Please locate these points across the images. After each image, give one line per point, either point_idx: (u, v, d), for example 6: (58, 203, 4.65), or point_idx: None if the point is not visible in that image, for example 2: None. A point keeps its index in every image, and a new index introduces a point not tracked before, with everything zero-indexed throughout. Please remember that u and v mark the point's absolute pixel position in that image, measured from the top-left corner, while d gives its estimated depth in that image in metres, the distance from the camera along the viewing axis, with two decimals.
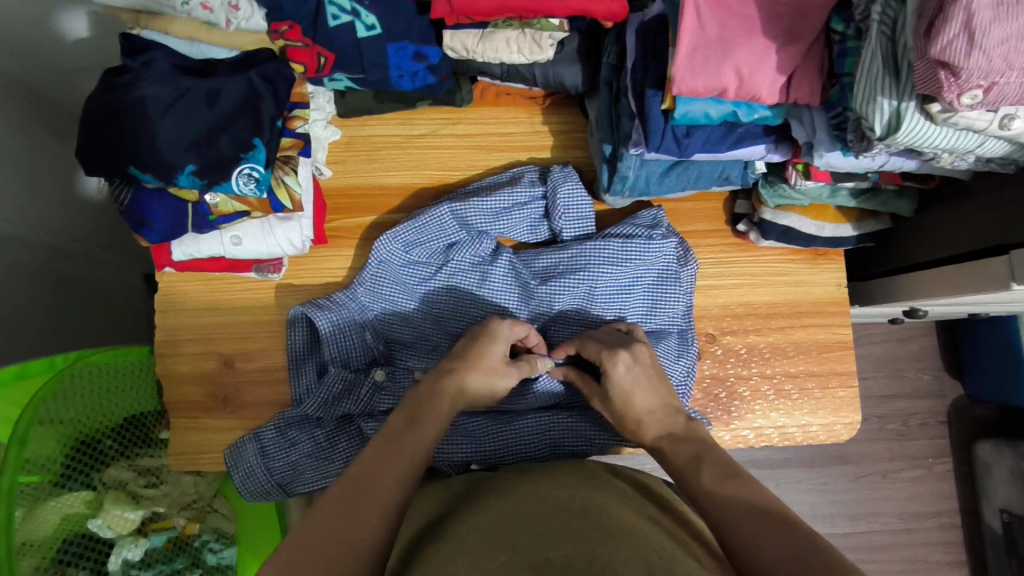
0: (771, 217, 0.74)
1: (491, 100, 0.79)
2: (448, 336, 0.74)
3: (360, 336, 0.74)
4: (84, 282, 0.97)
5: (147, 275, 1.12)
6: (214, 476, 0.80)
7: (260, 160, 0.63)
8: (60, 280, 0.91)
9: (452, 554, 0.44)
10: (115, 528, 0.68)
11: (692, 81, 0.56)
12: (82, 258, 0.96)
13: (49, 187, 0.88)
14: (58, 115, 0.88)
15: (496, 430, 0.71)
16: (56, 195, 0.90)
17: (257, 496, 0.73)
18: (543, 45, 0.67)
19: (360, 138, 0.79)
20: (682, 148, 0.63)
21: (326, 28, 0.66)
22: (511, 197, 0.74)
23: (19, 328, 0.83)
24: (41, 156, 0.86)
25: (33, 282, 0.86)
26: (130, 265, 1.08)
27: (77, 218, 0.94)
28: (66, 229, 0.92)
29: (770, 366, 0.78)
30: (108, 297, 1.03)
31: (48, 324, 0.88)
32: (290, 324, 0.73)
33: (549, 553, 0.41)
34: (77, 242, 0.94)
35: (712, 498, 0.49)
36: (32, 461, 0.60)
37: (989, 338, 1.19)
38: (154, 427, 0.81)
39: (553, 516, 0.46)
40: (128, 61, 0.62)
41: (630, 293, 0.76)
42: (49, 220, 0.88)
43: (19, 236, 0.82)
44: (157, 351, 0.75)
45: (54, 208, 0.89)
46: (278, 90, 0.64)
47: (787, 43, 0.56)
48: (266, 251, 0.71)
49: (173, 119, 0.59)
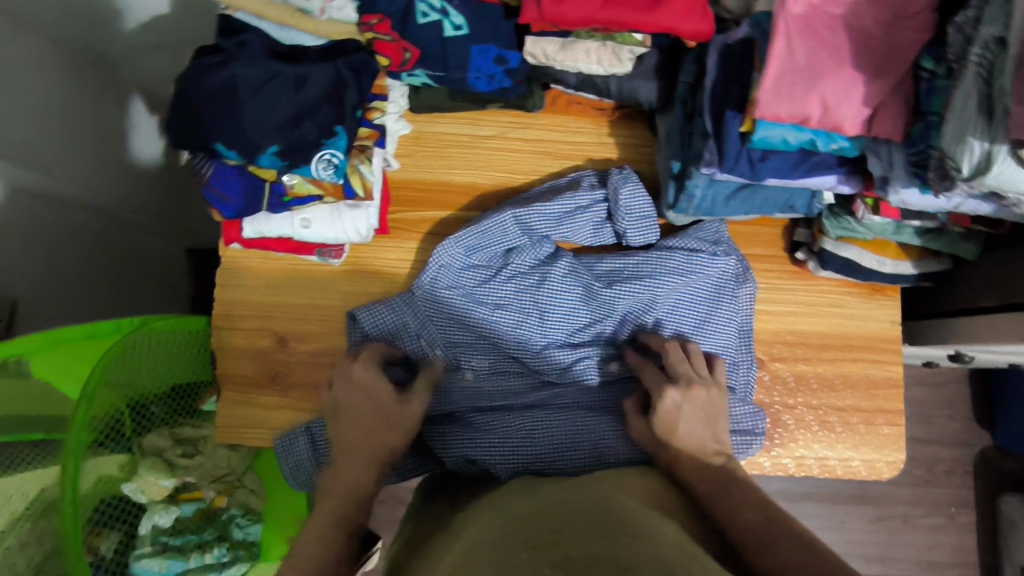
0: (832, 248, 0.74)
1: (561, 108, 0.80)
2: (511, 336, 0.74)
3: (421, 342, 0.75)
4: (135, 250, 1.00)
5: (187, 249, 1.13)
6: (246, 453, 0.83)
7: (341, 147, 0.65)
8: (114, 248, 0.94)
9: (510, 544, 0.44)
10: (149, 493, 0.70)
11: (776, 106, 0.57)
12: (133, 228, 0.99)
13: (113, 158, 0.92)
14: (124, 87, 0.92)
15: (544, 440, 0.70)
16: (119, 163, 0.93)
17: (304, 486, 0.73)
18: (622, 58, 0.68)
19: (430, 134, 0.80)
20: (756, 172, 0.63)
21: (415, 25, 0.67)
22: (573, 201, 0.76)
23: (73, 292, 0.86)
24: (106, 127, 0.90)
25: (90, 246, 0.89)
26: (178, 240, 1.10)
27: (135, 188, 0.97)
28: (126, 199, 0.95)
29: (817, 397, 0.78)
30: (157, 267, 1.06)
31: (102, 289, 0.91)
32: (351, 325, 0.75)
33: (569, 552, 0.40)
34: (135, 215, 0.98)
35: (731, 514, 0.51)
36: (93, 420, 0.62)
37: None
38: (199, 398, 0.83)
39: (572, 517, 0.45)
40: (224, 40, 0.64)
41: (697, 305, 0.77)
42: (110, 187, 0.92)
43: (80, 202, 0.85)
44: (215, 325, 0.77)
45: (117, 178, 0.93)
46: (362, 81, 0.66)
47: (875, 77, 0.56)
48: (333, 236, 0.72)
49: (260, 98, 0.62)
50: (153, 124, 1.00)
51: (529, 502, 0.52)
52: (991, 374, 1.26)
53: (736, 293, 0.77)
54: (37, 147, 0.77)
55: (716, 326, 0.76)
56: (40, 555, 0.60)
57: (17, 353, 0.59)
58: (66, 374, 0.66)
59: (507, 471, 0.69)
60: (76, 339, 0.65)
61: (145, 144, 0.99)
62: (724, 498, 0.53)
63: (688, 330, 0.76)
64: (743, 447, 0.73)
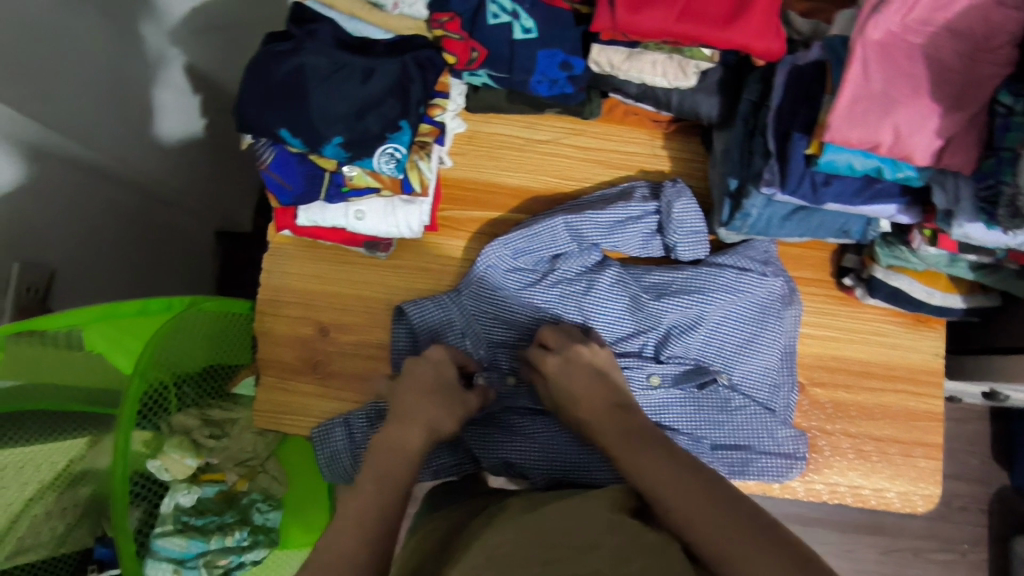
0: (882, 276, 0.74)
1: (616, 118, 0.80)
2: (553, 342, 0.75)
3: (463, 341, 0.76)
4: (154, 221, 1.04)
5: (218, 232, 1.23)
6: (272, 438, 0.81)
7: (404, 142, 0.65)
8: (135, 219, 0.98)
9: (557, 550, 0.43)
10: (172, 471, 0.70)
11: (847, 131, 0.56)
12: (154, 203, 1.03)
13: (150, 136, 0.94)
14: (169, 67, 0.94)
15: (557, 449, 0.72)
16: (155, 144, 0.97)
17: (337, 478, 0.74)
18: (687, 72, 0.68)
19: (483, 134, 0.81)
20: (818, 196, 0.63)
21: (485, 25, 0.67)
22: (625, 211, 0.76)
23: (97, 260, 0.92)
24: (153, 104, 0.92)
25: (118, 221, 0.95)
26: (202, 216, 1.16)
27: (168, 164, 1.00)
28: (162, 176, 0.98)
29: (855, 425, 0.78)
30: (172, 239, 1.10)
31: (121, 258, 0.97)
32: (396, 319, 0.77)
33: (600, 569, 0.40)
34: (162, 188, 1.01)
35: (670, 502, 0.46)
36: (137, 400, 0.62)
37: None
38: (226, 380, 0.82)
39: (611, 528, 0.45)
40: (293, 28, 0.64)
41: (741, 324, 0.77)
42: (143, 164, 0.95)
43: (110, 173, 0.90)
44: (260, 309, 0.78)
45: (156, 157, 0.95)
46: (427, 76, 0.65)
47: (952, 109, 0.55)
48: (386, 229, 0.72)
49: (328, 88, 0.62)
50: (196, 104, 1.02)
51: (569, 508, 0.52)
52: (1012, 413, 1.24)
53: (781, 313, 0.77)
54: (79, 121, 0.80)
55: (758, 347, 0.76)
56: (62, 525, 0.68)
57: (73, 324, 0.62)
58: (116, 346, 0.69)
59: (543, 477, 0.71)
60: (129, 313, 0.67)
61: (185, 124, 1.01)
62: (662, 478, 0.48)
63: (730, 349, 0.77)
64: (777, 471, 0.75)
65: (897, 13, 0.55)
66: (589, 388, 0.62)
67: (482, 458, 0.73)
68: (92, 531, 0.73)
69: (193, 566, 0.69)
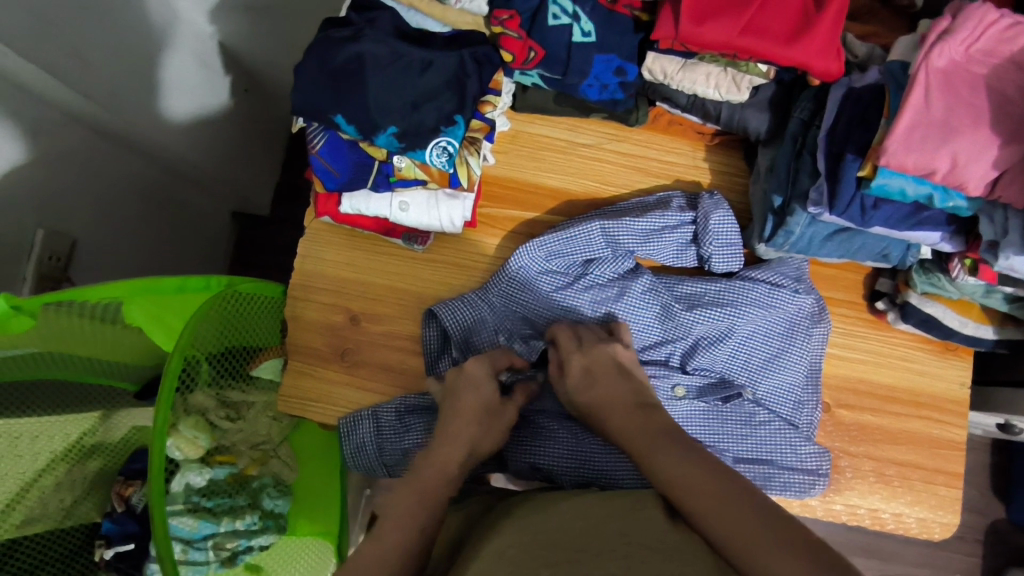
0: (917, 302, 0.74)
1: (661, 127, 0.80)
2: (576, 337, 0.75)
3: (496, 337, 0.75)
4: (172, 197, 1.03)
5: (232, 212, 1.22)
6: (285, 424, 0.80)
7: (458, 137, 0.65)
8: (153, 193, 0.98)
9: (601, 552, 0.43)
10: (185, 451, 0.65)
11: (903, 156, 0.57)
12: (173, 178, 1.02)
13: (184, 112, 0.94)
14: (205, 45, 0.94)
15: (586, 454, 0.71)
16: (191, 116, 0.96)
17: (362, 469, 0.76)
18: (741, 86, 0.68)
19: (526, 134, 0.81)
20: (866, 219, 0.64)
21: (544, 25, 0.67)
22: (662, 220, 0.76)
23: (113, 234, 0.91)
24: (187, 81, 0.92)
25: (136, 193, 0.94)
26: (219, 195, 1.15)
27: (199, 139, 1.00)
28: (189, 153, 0.98)
29: (878, 449, 0.78)
30: (187, 215, 1.09)
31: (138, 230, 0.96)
32: (425, 321, 0.77)
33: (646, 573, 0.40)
34: (186, 165, 1.00)
35: (688, 500, 0.46)
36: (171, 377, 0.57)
37: None
38: (246, 363, 0.77)
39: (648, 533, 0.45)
40: (354, 16, 0.65)
41: (769, 339, 0.77)
42: (177, 138, 0.94)
43: (137, 147, 0.89)
44: (292, 293, 0.78)
45: (186, 134, 0.95)
46: (484, 72, 0.65)
47: (1010, 141, 0.55)
48: (427, 223, 0.72)
49: (386, 77, 0.62)
50: (225, 83, 1.02)
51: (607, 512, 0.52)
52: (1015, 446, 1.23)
53: (810, 331, 0.77)
54: (117, 91, 0.79)
55: (786, 363, 0.76)
56: (69, 497, 0.69)
57: (107, 297, 0.63)
58: (155, 323, 0.68)
59: (569, 481, 0.71)
60: (167, 290, 0.67)
61: (215, 103, 1.01)
62: (683, 480, 0.47)
63: (757, 363, 0.77)
64: (799, 488, 0.75)
65: (961, 43, 0.56)
66: (610, 390, 0.60)
67: (509, 460, 0.73)
68: (100, 506, 0.73)
69: (201, 547, 0.65)
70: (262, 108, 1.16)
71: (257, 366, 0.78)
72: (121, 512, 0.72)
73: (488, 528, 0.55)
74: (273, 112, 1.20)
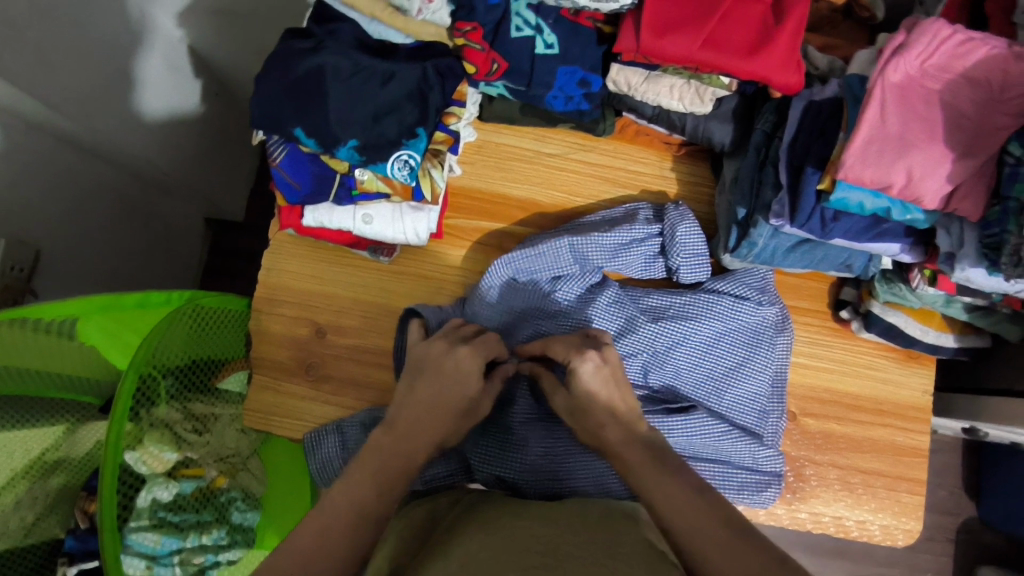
0: (879, 311, 0.75)
1: (627, 137, 0.81)
2: (530, 329, 0.73)
3: None
4: (140, 204, 1.01)
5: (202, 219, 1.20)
6: (254, 437, 0.79)
7: (420, 149, 0.64)
8: (121, 200, 0.96)
9: (555, 560, 0.44)
10: (150, 465, 0.59)
11: (860, 170, 0.57)
12: (139, 184, 1.00)
13: (150, 119, 0.93)
14: (173, 50, 0.94)
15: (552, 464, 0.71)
16: (159, 122, 0.95)
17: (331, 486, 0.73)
18: (705, 99, 0.68)
19: (493, 144, 0.80)
20: (827, 230, 0.64)
21: (507, 36, 0.67)
22: (630, 232, 0.76)
23: (80, 242, 0.89)
24: (154, 85, 0.91)
25: (103, 198, 0.92)
26: (187, 202, 1.13)
27: (168, 144, 0.98)
28: (158, 160, 0.97)
29: (843, 456, 0.79)
30: (155, 223, 1.07)
31: (106, 238, 0.94)
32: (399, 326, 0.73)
33: None
34: (153, 172, 0.99)
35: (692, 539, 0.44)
36: (120, 400, 0.55)
37: (1011, 468, 1.17)
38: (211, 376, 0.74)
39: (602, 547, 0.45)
40: (316, 28, 0.64)
41: (732, 350, 0.77)
42: (144, 146, 0.93)
43: (100, 153, 0.88)
44: (256, 307, 0.78)
45: (152, 141, 0.94)
46: (446, 83, 0.65)
47: (963, 156, 0.56)
48: (392, 235, 0.71)
49: (346, 89, 0.62)
50: (195, 87, 1.01)
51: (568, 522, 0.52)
52: (984, 448, 1.25)
53: (773, 340, 0.77)
54: (80, 100, 0.78)
55: (750, 373, 0.76)
56: (30, 515, 0.66)
57: (61, 315, 0.61)
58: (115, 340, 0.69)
59: (534, 490, 0.71)
60: (129, 306, 0.67)
61: (183, 107, 1.00)
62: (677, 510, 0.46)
63: (721, 373, 0.77)
64: (757, 489, 0.74)
65: (916, 58, 0.57)
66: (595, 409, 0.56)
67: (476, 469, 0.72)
68: (63, 522, 0.71)
69: (167, 564, 0.59)
70: (233, 114, 1.15)
71: (223, 380, 0.76)
72: (84, 528, 0.71)
73: (449, 536, 0.55)
74: (243, 119, 1.19)
